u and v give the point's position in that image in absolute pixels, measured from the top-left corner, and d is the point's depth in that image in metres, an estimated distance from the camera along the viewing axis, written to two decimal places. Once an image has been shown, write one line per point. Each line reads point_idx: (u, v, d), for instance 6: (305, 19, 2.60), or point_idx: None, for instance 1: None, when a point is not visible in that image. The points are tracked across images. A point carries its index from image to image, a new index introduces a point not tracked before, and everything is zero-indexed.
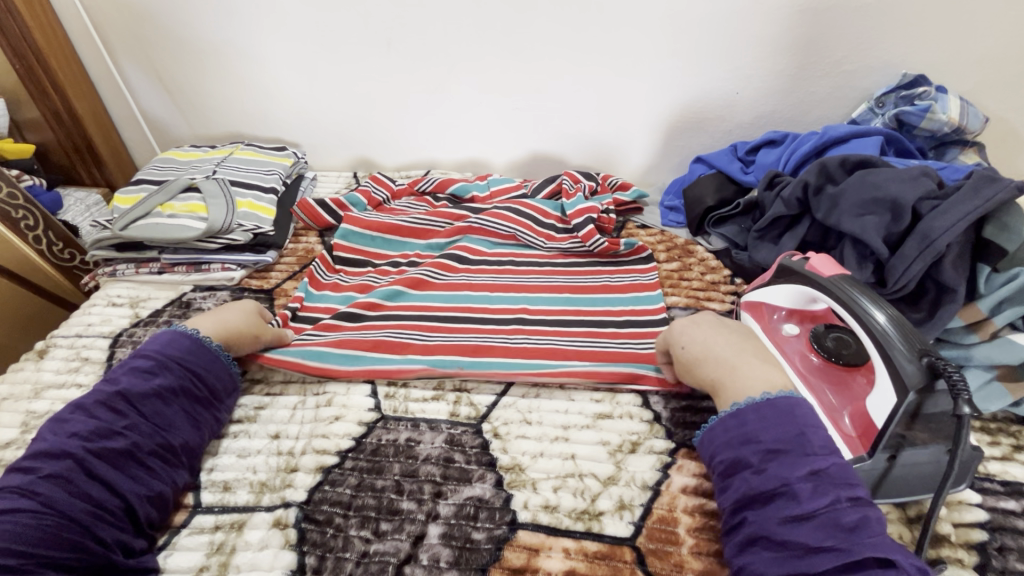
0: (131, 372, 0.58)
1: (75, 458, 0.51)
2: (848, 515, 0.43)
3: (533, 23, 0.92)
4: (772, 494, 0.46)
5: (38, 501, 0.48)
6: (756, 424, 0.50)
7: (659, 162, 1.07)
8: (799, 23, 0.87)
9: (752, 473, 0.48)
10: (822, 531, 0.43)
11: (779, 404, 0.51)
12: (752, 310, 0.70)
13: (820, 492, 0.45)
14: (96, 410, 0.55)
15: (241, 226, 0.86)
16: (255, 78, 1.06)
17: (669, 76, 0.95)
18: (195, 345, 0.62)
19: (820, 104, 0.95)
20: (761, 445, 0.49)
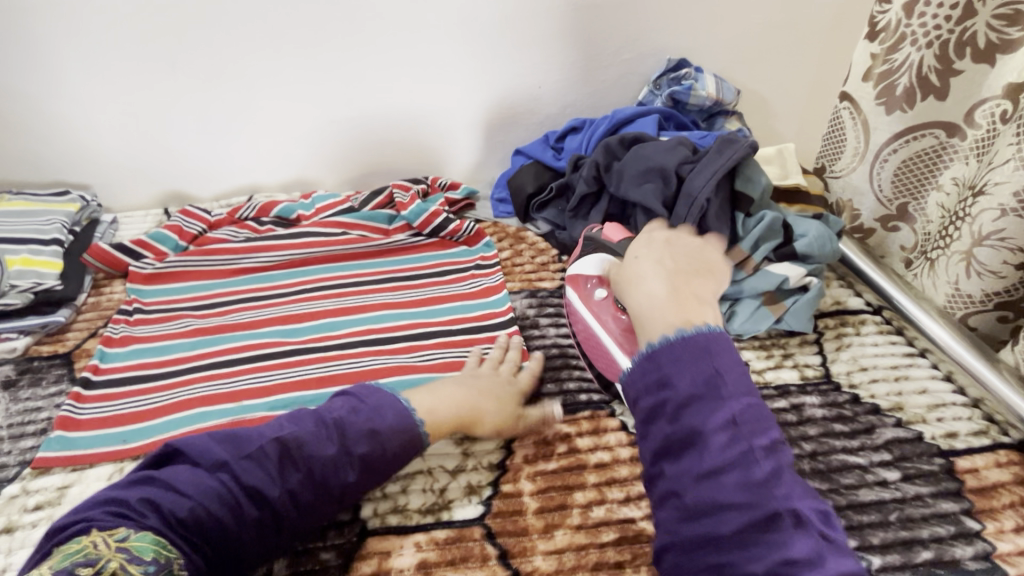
0: (367, 467, 0.53)
1: (223, 492, 0.49)
2: (760, 463, 0.48)
3: (332, 37, 0.92)
4: (659, 411, 0.52)
5: (208, 493, 0.48)
6: (670, 364, 0.53)
7: (485, 158, 1.11)
8: (576, 20, 0.97)
9: (667, 420, 0.51)
10: (734, 487, 0.47)
11: (697, 340, 0.53)
12: (571, 284, 0.75)
13: (728, 446, 0.49)
14: (285, 463, 0.51)
15: (14, 287, 0.76)
16: (16, 115, 0.92)
17: (476, 75, 1.01)
18: (409, 437, 0.56)
19: (612, 91, 1.06)
20: (677, 391, 0.51)
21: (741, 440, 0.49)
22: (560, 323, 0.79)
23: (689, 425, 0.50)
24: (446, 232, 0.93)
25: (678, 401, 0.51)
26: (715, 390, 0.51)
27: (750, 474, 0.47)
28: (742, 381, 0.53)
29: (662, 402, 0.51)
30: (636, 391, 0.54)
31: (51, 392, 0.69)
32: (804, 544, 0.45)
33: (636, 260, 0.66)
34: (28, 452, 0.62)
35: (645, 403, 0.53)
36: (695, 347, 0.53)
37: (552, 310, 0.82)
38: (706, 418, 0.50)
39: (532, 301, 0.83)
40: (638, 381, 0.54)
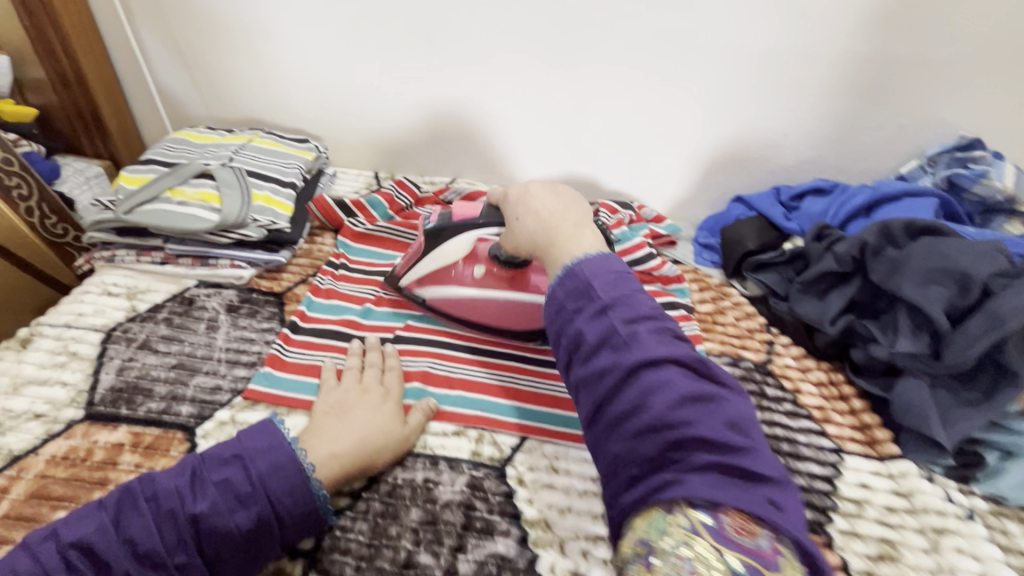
0: (282, 468, 0.49)
1: (152, 501, 0.46)
2: (692, 389, 0.44)
3: (588, 39, 0.88)
4: (597, 373, 0.47)
5: (140, 501, 0.46)
6: (594, 286, 0.51)
7: (694, 196, 1.02)
8: (858, 70, 0.84)
9: (580, 360, 0.49)
10: (659, 412, 0.43)
11: (586, 269, 0.52)
12: (435, 279, 0.72)
13: (641, 349, 0.46)
14: (213, 469, 0.48)
15: (255, 221, 0.80)
16: (283, 61, 0.99)
17: (719, 109, 0.92)
18: (280, 452, 0.50)
19: (868, 155, 0.92)
20: (592, 310, 0.50)
21: (634, 348, 0.47)
22: (764, 406, 0.70)
23: (611, 364, 0.47)
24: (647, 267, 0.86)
25: (600, 328, 0.48)
26: (632, 325, 0.48)
27: (665, 413, 0.43)
28: (628, 291, 0.51)
29: (592, 325, 0.49)
30: (556, 344, 0.52)
31: (264, 326, 0.73)
32: (708, 488, 0.39)
33: (519, 220, 0.63)
34: (240, 382, 0.65)
35: (574, 359, 0.50)
36: (577, 275, 0.53)
37: (756, 389, 0.72)
38: (619, 353, 0.47)
39: (734, 372, 0.74)
40: (551, 323, 0.53)
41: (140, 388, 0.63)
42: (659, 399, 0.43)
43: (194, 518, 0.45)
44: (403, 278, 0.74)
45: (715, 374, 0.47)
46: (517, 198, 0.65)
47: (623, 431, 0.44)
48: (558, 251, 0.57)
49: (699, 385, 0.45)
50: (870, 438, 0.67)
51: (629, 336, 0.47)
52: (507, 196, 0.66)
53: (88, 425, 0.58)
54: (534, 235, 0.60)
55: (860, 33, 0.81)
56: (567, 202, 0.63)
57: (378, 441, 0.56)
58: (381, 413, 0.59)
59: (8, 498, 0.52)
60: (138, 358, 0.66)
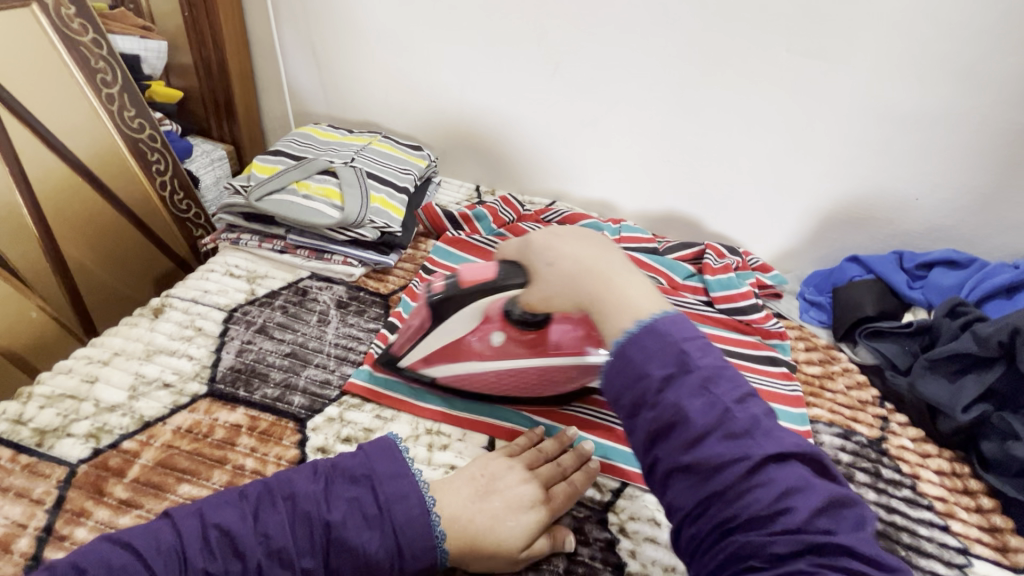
0: (410, 498, 0.47)
1: (289, 501, 0.45)
2: (732, 415, 0.41)
3: (718, 77, 0.86)
4: (669, 424, 0.42)
5: (279, 500, 0.45)
6: (645, 351, 0.44)
7: (804, 249, 0.98)
8: (1015, 141, 0.78)
9: (653, 407, 0.43)
10: (721, 456, 0.40)
11: (660, 328, 0.45)
12: (448, 355, 0.64)
13: (712, 410, 0.41)
14: (344, 484, 0.47)
15: (371, 222, 0.82)
16: (409, 71, 1.03)
17: (846, 164, 0.87)
18: (410, 480, 0.49)
19: (1011, 233, 0.84)
20: (672, 368, 0.43)
21: (714, 396, 0.42)
22: (879, 490, 0.65)
23: (672, 406, 0.42)
24: (751, 318, 0.82)
25: (660, 382, 0.43)
26: (703, 374, 0.43)
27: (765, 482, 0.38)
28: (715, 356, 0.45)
29: (674, 385, 0.42)
30: (615, 391, 0.45)
31: (370, 326, 0.74)
32: (791, 487, 0.38)
33: (551, 265, 0.54)
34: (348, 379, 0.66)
35: (640, 405, 0.43)
36: (705, 350, 0.44)
37: (869, 468, 0.67)
38: (688, 397, 0.42)
39: (845, 445, 0.70)
40: (618, 382, 0.45)
41: (257, 372, 0.65)
42: (791, 496, 0.38)
43: (326, 526, 0.44)
44: (404, 359, 0.65)
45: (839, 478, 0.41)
46: (545, 245, 0.56)
47: (712, 499, 0.39)
48: (615, 296, 0.49)
49: (795, 460, 0.40)
50: (1002, 544, 0.61)
51: (749, 421, 0.41)
52: (530, 246, 0.57)
53: (210, 402, 0.61)
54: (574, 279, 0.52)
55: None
56: (603, 247, 0.55)
57: (491, 547, 0.48)
58: (520, 505, 0.50)
59: (139, 462, 0.54)
60: (256, 341, 0.68)
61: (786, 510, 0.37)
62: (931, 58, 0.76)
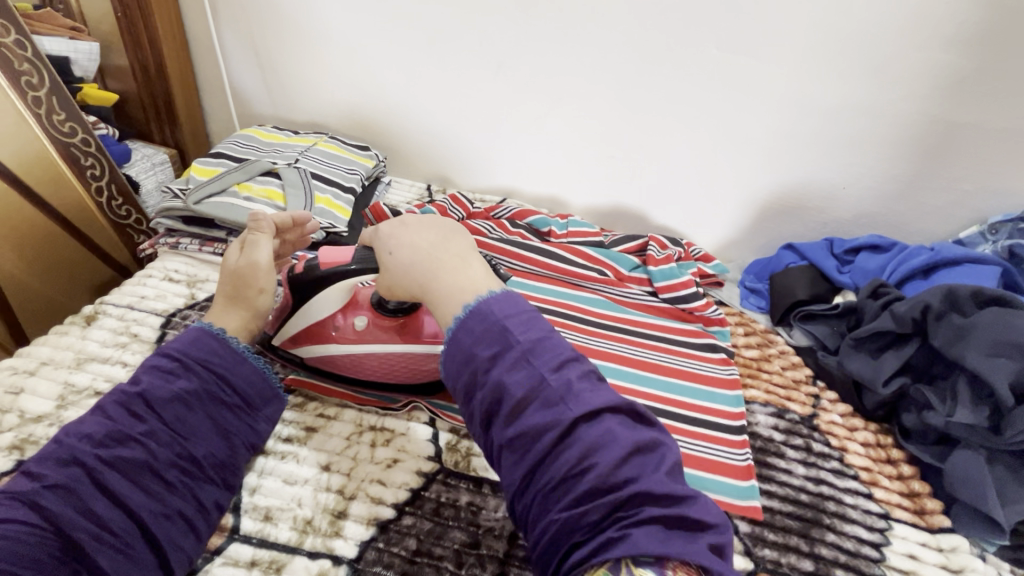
0: (230, 371, 0.53)
1: (123, 417, 0.48)
2: (557, 391, 0.40)
3: (654, 75, 0.89)
4: (497, 400, 0.41)
5: (107, 420, 0.47)
6: (489, 327, 0.43)
7: (744, 239, 1.02)
8: (928, 132, 0.83)
9: (483, 389, 0.42)
10: (566, 459, 0.38)
11: (517, 305, 0.44)
12: (313, 337, 0.65)
13: (565, 398, 0.40)
14: (163, 378, 0.50)
15: (316, 222, 0.82)
16: (354, 71, 1.02)
17: (777, 156, 0.91)
18: (226, 347, 0.53)
19: (928, 218, 0.90)
20: (509, 348, 0.42)
21: (560, 383, 0.41)
22: (809, 463, 0.68)
23: (496, 384, 0.41)
24: (691, 306, 0.86)
25: (502, 365, 0.41)
26: (529, 355, 0.42)
27: (562, 442, 0.39)
28: (544, 334, 0.43)
29: (499, 376, 0.41)
30: (455, 373, 0.44)
31: None
32: (611, 444, 0.39)
33: (392, 254, 0.52)
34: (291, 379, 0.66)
35: (472, 387, 0.42)
36: (488, 317, 0.43)
37: (800, 443, 0.71)
38: (525, 382, 0.41)
39: (779, 423, 0.73)
40: (454, 365, 0.44)
41: None
42: (601, 455, 0.38)
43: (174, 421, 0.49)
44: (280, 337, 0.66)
45: (518, 341, 0.42)
46: (391, 233, 0.53)
47: (538, 478, 0.39)
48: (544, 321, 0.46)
49: (547, 388, 0.40)
50: (919, 507, 0.65)
51: (564, 388, 0.41)
52: (454, 254, 0.54)
53: None
54: (410, 270, 0.50)
55: (932, 96, 0.80)
56: (448, 233, 0.53)
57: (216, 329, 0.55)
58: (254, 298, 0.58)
59: None
60: None
61: (589, 468, 0.38)
62: (848, 55, 0.80)
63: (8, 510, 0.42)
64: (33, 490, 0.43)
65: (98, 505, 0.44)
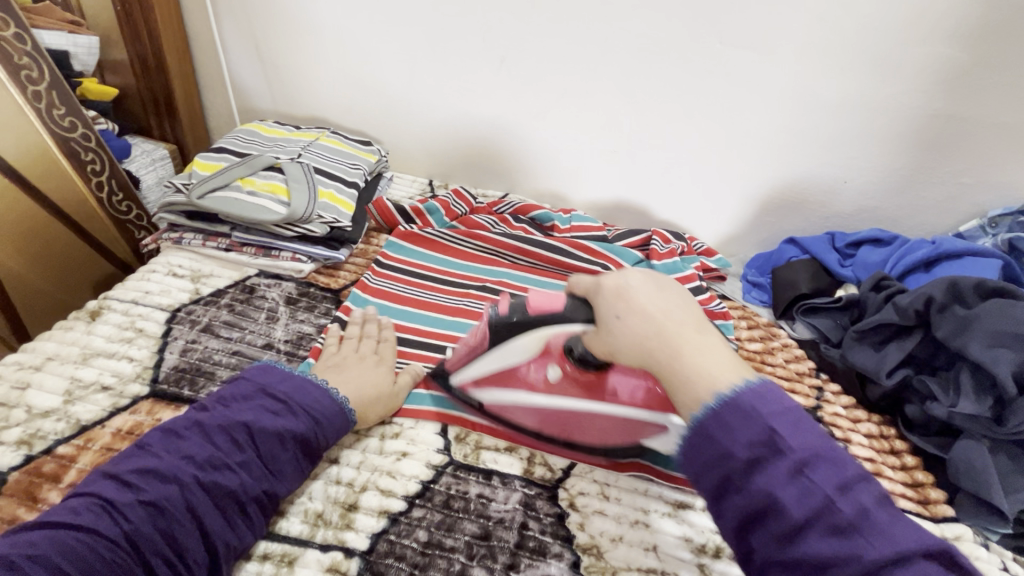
0: (324, 415, 0.56)
1: (222, 446, 0.50)
2: (824, 495, 0.37)
3: (658, 69, 0.89)
4: (761, 511, 0.38)
5: (204, 448, 0.49)
6: (725, 426, 0.40)
7: (746, 234, 1.02)
8: (929, 126, 0.83)
9: (735, 493, 0.39)
10: (828, 548, 0.36)
11: (740, 399, 0.41)
12: (499, 379, 0.61)
13: (804, 497, 0.37)
14: (266, 417, 0.53)
15: (320, 217, 0.82)
16: (355, 67, 1.02)
17: (780, 150, 0.92)
18: (327, 395, 0.57)
19: (929, 212, 0.90)
20: (735, 450, 0.39)
21: (816, 486, 0.37)
22: None
23: (763, 492, 0.38)
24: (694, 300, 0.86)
25: (740, 466, 0.39)
26: (766, 449, 0.39)
27: (787, 530, 0.37)
28: (779, 423, 0.40)
29: (763, 482, 0.38)
30: (694, 468, 0.42)
31: (319, 320, 0.73)
32: (883, 549, 0.35)
33: (577, 279, 0.52)
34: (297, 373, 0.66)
35: (726, 488, 0.40)
36: (744, 406, 0.40)
37: None
38: (773, 481, 0.38)
39: None
40: (693, 457, 0.41)
41: (202, 371, 0.63)
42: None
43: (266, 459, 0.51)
44: (455, 376, 0.63)
45: (788, 444, 0.39)
46: (616, 293, 0.49)
47: (776, 566, 0.37)
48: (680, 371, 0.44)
49: (780, 484, 0.38)
50: (923, 497, 0.66)
51: (807, 484, 0.38)
52: (602, 286, 0.50)
53: (152, 402, 0.59)
54: (637, 341, 0.46)
55: (935, 90, 0.80)
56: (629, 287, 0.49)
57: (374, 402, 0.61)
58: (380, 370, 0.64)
59: (76, 467, 0.52)
60: (200, 340, 0.67)
61: (873, 572, 0.35)
62: (851, 49, 0.80)
63: (103, 522, 0.43)
64: (129, 504, 0.45)
65: (183, 534, 0.45)
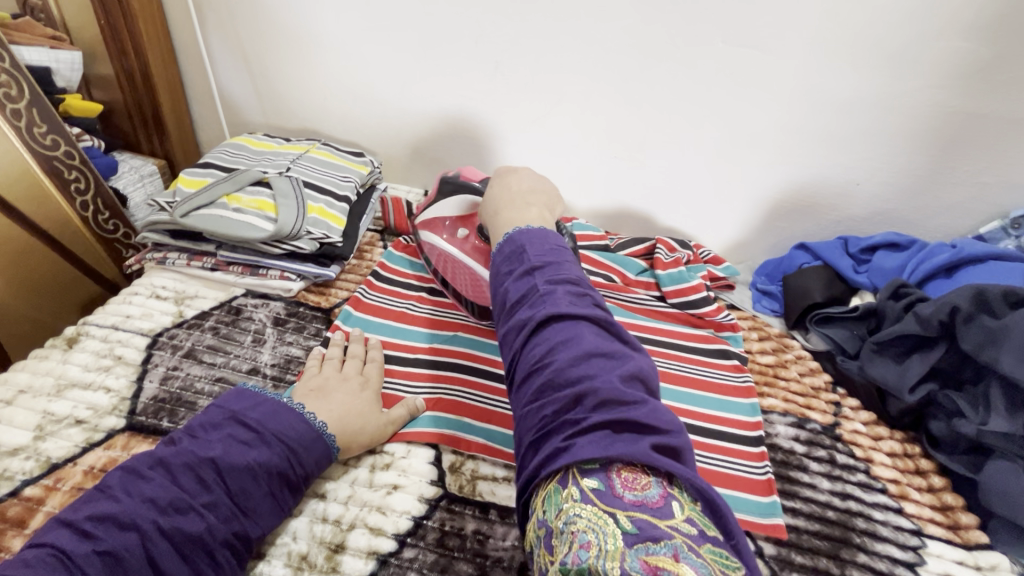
0: (297, 444, 0.52)
1: (187, 485, 0.47)
2: (568, 308, 0.46)
3: (659, 71, 0.85)
4: (523, 319, 0.47)
5: (168, 490, 0.46)
6: (527, 245, 0.53)
7: (754, 240, 0.98)
8: (947, 124, 0.79)
9: (524, 310, 0.47)
10: (566, 364, 0.42)
11: (531, 234, 0.55)
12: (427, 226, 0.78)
13: (565, 316, 0.45)
14: (233, 449, 0.50)
15: (309, 233, 0.78)
16: (346, 76, 0.99)
17: (789, 152, 0.88)
18: (302, 424, 0.54)
19: (948, 213, 0.86)
20: (531, 267, 0.50)
21: (581, 311, 0.46)
22: (834, 477, 0.65)
23: (520, 294, 0.49)
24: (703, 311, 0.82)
25: (530, 282, 0.49)
26: (543, 271, 0.49)
27: (548, 340, 0.44)
28: (559, 261, 0.51)
29: (532, 291, 0.48)
30: (495, 297, 0.51)
31: (309, 342, 0.70)
32: (600, 364, 0.42)
33: (495, 210, 0.67)
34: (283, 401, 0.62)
35: (507, 309, 0.49)
36: (517, 245, 0.54)
37: (823, 456, 0.67)
38: (545, 297, 0.47)
39: (799, 434, 0.69)
40: (494, 290, 0.52)
41: (184, 401, 0.60)
42: (603, 376, 0.41)
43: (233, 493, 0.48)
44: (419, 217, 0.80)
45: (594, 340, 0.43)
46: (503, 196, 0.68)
47: (536, 378, 0.43)
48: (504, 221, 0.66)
49: (562, 305, 0.46)
50: (954, 522, 0.61)
51: (546, 295, 0.47)
52: (496, 206, 0.67)
53: (129, 436, 0.56)
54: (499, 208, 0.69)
55: (953, 86, 0.76)
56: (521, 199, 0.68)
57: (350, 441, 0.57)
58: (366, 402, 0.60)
59: (43, 510, 0.49)
60: (182, 367, 0.64)
61: (585, 379, 0.41)
62: (861, 46, 0.77)
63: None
64: (85, 555, 0.42)
65: None
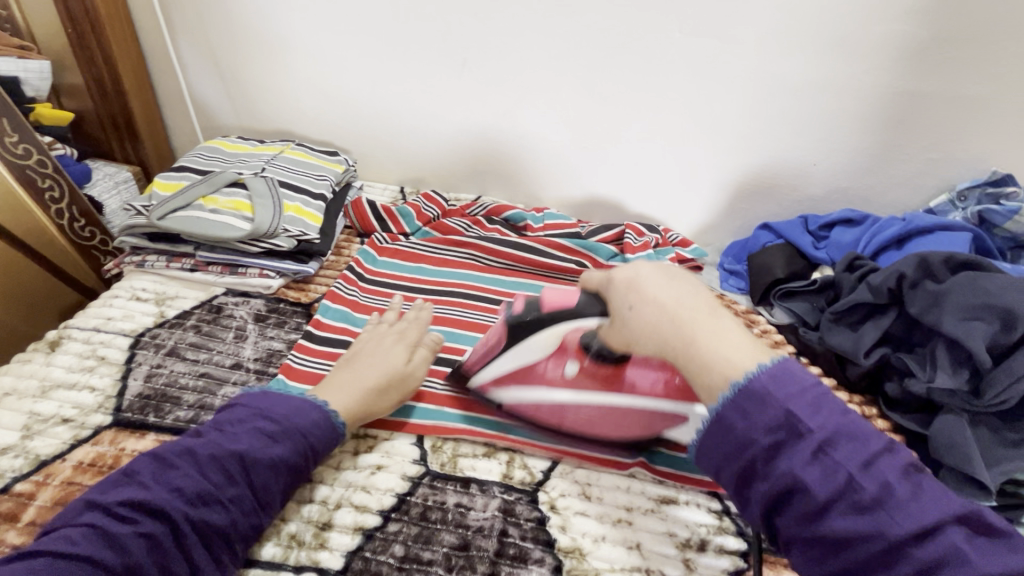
0: (316, 438, 0.54)
1: (212, 479, 0.48)
2: (846, 452, 0.38)
3: (621, 62, 0.89)
4: (762, 473, 0.40)
5: (193, 483, 0.48)
6: (767, 391, 0.41)
7: (721, 223, 1.02)
8: (893, 104, 0.84)
9: (765, 466, 0.39)
10: (833, 516, 0.37)
11: (762, 378, 0.41)
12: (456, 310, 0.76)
13: (835, 470, 0.38)
14: (258, 444, 0.51)
15: (286, 231, 0.79)
16: (318, 77, 1.01)
17: (748, 136, 0.91)
18: (321, 417, 0.55)
19: (900, 188, 0.90)
20: (767, 417, 0.40)
21: (834, 462, 0.38)
22: None
23: (782, 466, 0.39)
24: None
25: (769, 438, 0.39)
26: (783, 422, 0.39)
27: (840, 504, 0.37)
28: (796, 391, 0.41)
29: (770, 445, 0.39)
30: (715, 459, 0.42)
31: (290, 335, 0.72)
32: (924, 528, 0.36)
33: (627, 306, 0.48)
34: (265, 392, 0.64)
35: (749, 475, 0.40)
36: (757, 390, 0.41)
37: None
38: (804, 461, 0.38)
39: None
40: (709, 443, 0.42)
41: (168, 397, 0.62)
42: (909, 513, 0.36)
43: (256, 488, 0.50)
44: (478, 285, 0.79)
45: (808, 427, 0.39)
46: (628, 284, 0.50)
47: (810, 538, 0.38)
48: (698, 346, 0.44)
49: (839, 465, 0.38)
50: None
51: (820, 445, 0.39)
52: (614, 281, 0.51)
53: (115, 431, 0.58)
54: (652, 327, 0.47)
55: (897, 67, 0.80)
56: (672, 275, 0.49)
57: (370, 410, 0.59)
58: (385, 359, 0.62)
59: (35, 504, 0.51)
60: (165, 364, 0.65)
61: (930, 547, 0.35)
62: (810, 32, 0.81)
63: (102, 554, 0.43)
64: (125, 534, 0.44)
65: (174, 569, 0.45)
